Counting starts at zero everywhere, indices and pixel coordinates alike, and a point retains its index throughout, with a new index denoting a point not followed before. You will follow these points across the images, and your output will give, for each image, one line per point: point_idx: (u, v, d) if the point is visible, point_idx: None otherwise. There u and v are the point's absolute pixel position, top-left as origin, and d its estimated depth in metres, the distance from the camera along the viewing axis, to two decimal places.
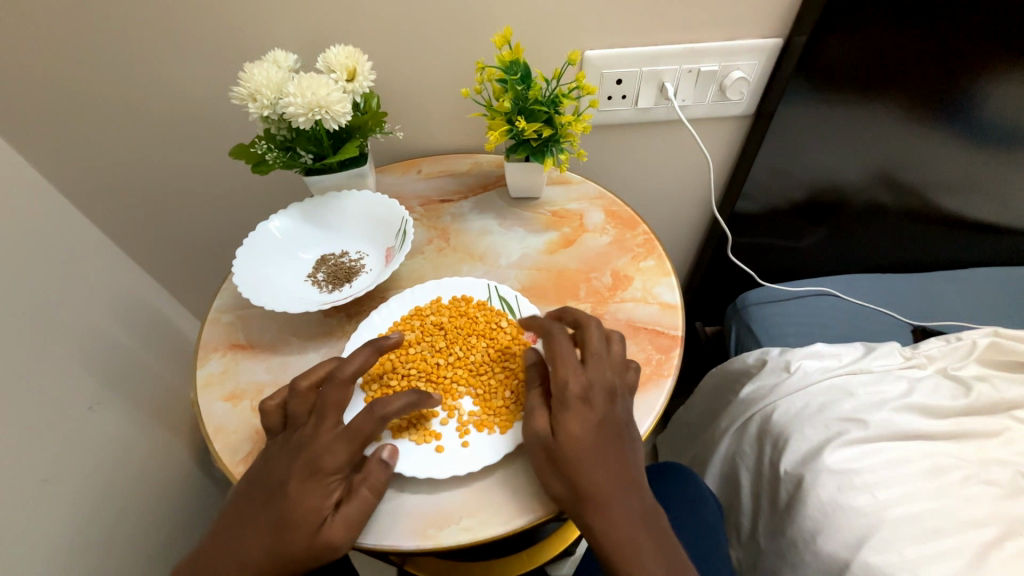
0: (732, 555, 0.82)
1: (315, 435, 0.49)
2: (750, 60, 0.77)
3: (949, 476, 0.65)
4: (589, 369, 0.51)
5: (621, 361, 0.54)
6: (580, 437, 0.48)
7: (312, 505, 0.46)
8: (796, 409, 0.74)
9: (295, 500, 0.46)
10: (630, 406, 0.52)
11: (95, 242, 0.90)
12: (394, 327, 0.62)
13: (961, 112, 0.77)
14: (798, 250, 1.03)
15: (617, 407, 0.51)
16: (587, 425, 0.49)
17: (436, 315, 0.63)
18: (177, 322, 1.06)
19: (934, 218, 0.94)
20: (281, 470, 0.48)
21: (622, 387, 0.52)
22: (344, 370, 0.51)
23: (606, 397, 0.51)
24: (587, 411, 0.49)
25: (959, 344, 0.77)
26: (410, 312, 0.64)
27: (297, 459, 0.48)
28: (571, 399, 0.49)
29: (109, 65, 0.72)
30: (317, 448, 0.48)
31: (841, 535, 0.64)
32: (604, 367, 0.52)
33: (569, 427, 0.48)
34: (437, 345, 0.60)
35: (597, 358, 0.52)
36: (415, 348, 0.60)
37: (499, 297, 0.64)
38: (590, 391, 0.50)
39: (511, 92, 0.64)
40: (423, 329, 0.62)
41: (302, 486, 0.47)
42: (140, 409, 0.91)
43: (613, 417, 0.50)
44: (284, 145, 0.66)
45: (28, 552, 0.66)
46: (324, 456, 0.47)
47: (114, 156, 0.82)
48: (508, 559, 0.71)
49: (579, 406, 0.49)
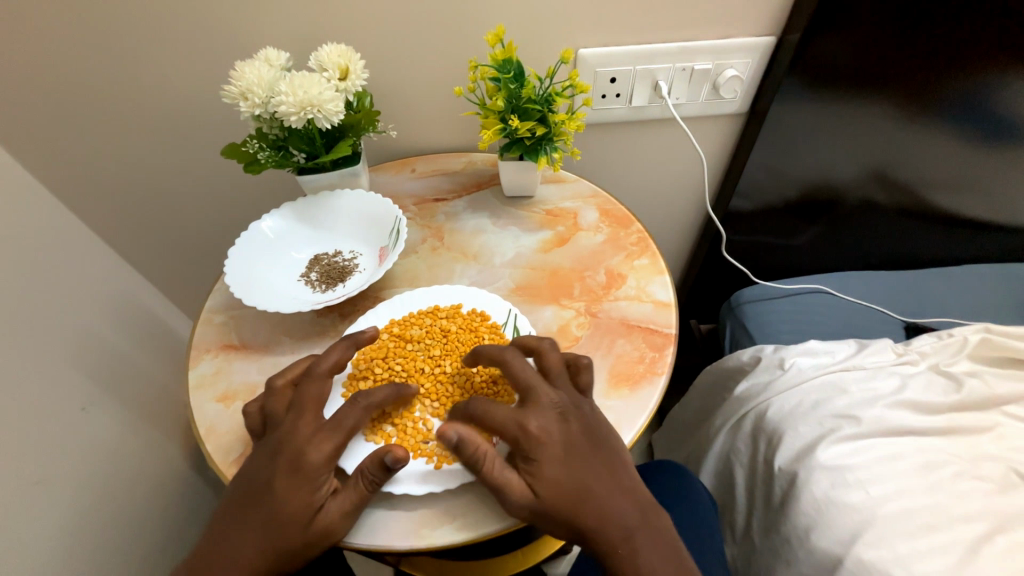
0: (727, 552, 0.83)
1: (295, 429, 0.49)
2: (744, 59, 0.77)
3: (941, 472, 0.66)
4: (533, 410, 0.50)
5: (563, 376, 0.53)
6: (559, 478, 0.47)
7: (300, 499, 0.46)
8: (789, 406, 0.74)
9: (283, 495, 0.46)
10: (588, 408, 0.52)
11: (86, 242, 0.90)
12: (406, 317, 0.63)
13: (952, 111, 0.78)
14: (792, 248, 1.03)
15: (576, 428, 0.50)
16: (556, 465, 0.47)
17: (448, 320, 0.62)
18: (169, 322, 1.05)
19: (926, 216, 0.95)
20: (266, 468, 0.47)
21: (574, 403, 0.51)
22: (322, 364, 0.53)
23: (563, 427, 0.49)
24: (552, 452, 0.48)
25: (951, 340, 0.78)
26: (428, 309, 0.64)
27: (280, 456, 0.47)
28: (530, 450, 0.48)
29: (99, 63, 0.71)
30: (300, 443, 0.47)
31: (835, 531, 0.64)
32: (546, 400, 0.51)
33: (542, 476, 0.47)
34: (432, 351, 0.60)
35: (534, 392, 0.51)
36: (414, 345, 0.60)
37: (513, 326, 0.61)
38: (545, 433, 0.48)
39: (504, 91, 0.63)
40: (429, 329, 0.62)
41: (287, 482, 0.46)
42: (132, 410, 0.90)
43: (580, 439, 0.49)
44: (277, 144, 0.65)
45: (21, 555, 0.65)
46: (309, 450, 0.47)
47: (105, 154, 0.82)
48: (503, 557, 0.71)
49: (541, 452, 0.48)
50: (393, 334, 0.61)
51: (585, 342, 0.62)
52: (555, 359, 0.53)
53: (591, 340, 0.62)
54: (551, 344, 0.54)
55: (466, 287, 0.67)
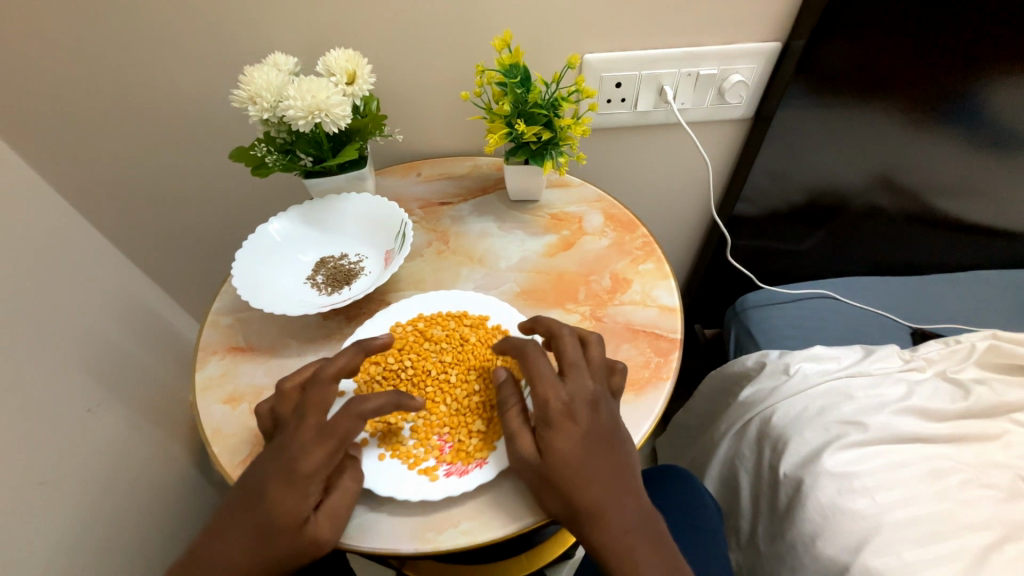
0: (732, 558, 0.82)
1: (294, 435, 0.48)
2: (749, 64, 0.78)
3: (948, 479, 0.65)
4: (569, 382, 0.50)
5: (602, 371, 0.53)
6: (568, 453, 0.47)
7: (290, 506, 0.46)
8: (795, 411, 0.74)
9: (274, 501, 0.46)
10: (614, 409, 0.51)
11: (93, 243, 0.90)
12: (433, 315, 0.64)
13: (959, 116, 0.77)
14: (797, 253, 1.03)
15: (601, 416, 0.49)
16: (569, 442, 0.47)
17: (470, 329, 0.62)
18: (175, 323, 1.06)
19: (932, 221, 0.94)
20: (262, 471, 0.48)
21: (605, 399, 0.51)
22: (328, 369, 0.51)
23: (590, 409, 0.49)
24: (571, 428, 0.48)
25: (957, 347, 0.77)
26: (457, 312, 0.64)
27: (276, 461, 0.47)
28: (553, 420, 0.48)
29: (109, 67, 0.72)
30: (294, 450, 0.47)
31: (840, 537, 0.64)
32: (584, 380, 0.51)
33: (553, 448, 0.47)
34: (444, 358, 0.60)
35: (576, 369, 0.51)
36: (430, 345, 0.61)
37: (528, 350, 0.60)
38: (573, 406, 0.49)
39: (510, 95, 0.64)
40: (449, 335, 0.61)
41: (279, 488, 0.46)
42: (137, 411, 0.91)
43: (601, 426, 0.49)
44: (284, 148, 0.66)
45: (25, 553, 0.66)
46: (301, 456, 0.47)
47: (112, 156, 0.82)
48: (509, 561, 0.71)
49: (562, 425, 0.48)
50: (416, 329, 0.62)
51: None
52: (599, 354, 0.53)
53: None
54: (598, 339, 0.55)
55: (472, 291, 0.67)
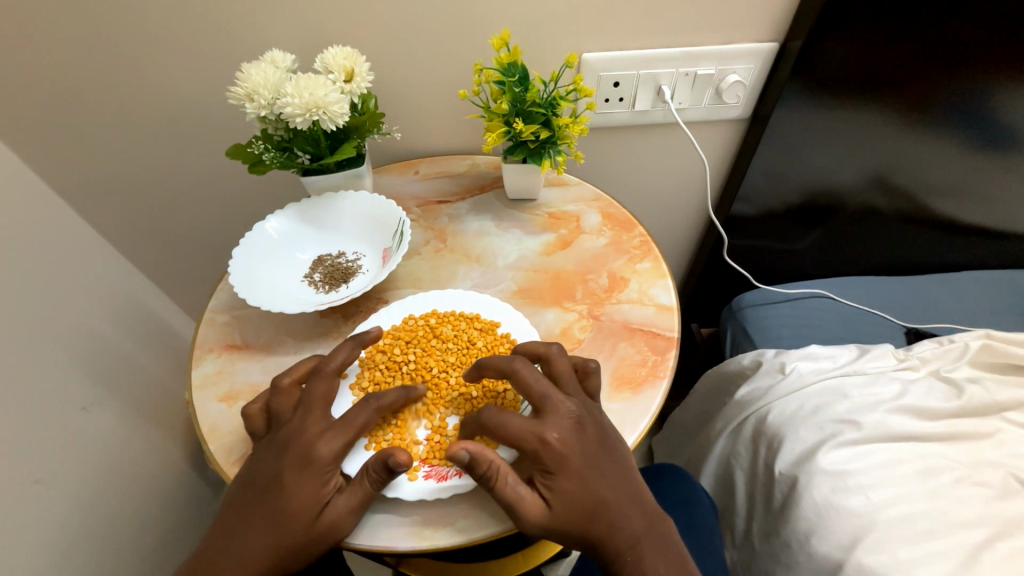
0: (727, 555, 0.83)
1: (304, 426, 0.49)
2: (747, 64, 0.78)
3: (942, 477, 0.66)
4: (549, 420, 0.49)
5: (574, 382, 0.52)
6: (575, 490, 0.47)
7: (309, 494, 0.46)
8: (790, 410, 0.74)
9: (290, 491, 0.46)
10: (600, 415, 0.51)
11: (88, 241, 0.90)
12: (446, 313, 0.64)
13: (954, 117, 0.78)
14: (793, 253, 1.04)
15: (591, 436, 0.49)
16: (574, 480, 0.47)
17: (477, 334, 0.61)
18: (170, 321, 1.05)
19: (927, 221, 0.95)
20: (273, 463, 0.48)
21: (588, 412, 0.51)
22: (330, 363, 0.53)
23: (580, 439, 0.49)
24: (570, 467, 0.47)
25: (951, 346, 0.78)
26: (468, 313, 0.64)
27: (288, 453, 0.48)
28: (550, 464, 0.47)
29: (103, 63, 0.72)
30: (307, 440, 0.48)
31: (835, 535, 0.64)
32: (561, 408, 0.50)
33: (561, 490, 0.47)
34: (448, 358, 0.60)
35: (550, 402, 0.50)
36: (438, 343, 0.61)
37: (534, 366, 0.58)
38: (563, 445, 0.48)
39: (508, 94, 0.64)
40: (459, 337, 0.61)
41: (294, 477, 0.46)
42: (132, 409, 0.90)
43: (595, 450, 0.49)
44: (281, 145, 0.66)
45: (20, 551, 0.66)
46: (315, 446, 0.47)
47: (106, 152, 0.82)
48: (504, 559, 0.71)
49: (559, 467, 0.47)
50: (428, 324, 0.63)
51: (588, 344, 0.62)
52: (564, 365, 0.53)
53: (594, 342, 0.63)
54: (559, 350, 0.54)
55: (472, 292, 0.67)
